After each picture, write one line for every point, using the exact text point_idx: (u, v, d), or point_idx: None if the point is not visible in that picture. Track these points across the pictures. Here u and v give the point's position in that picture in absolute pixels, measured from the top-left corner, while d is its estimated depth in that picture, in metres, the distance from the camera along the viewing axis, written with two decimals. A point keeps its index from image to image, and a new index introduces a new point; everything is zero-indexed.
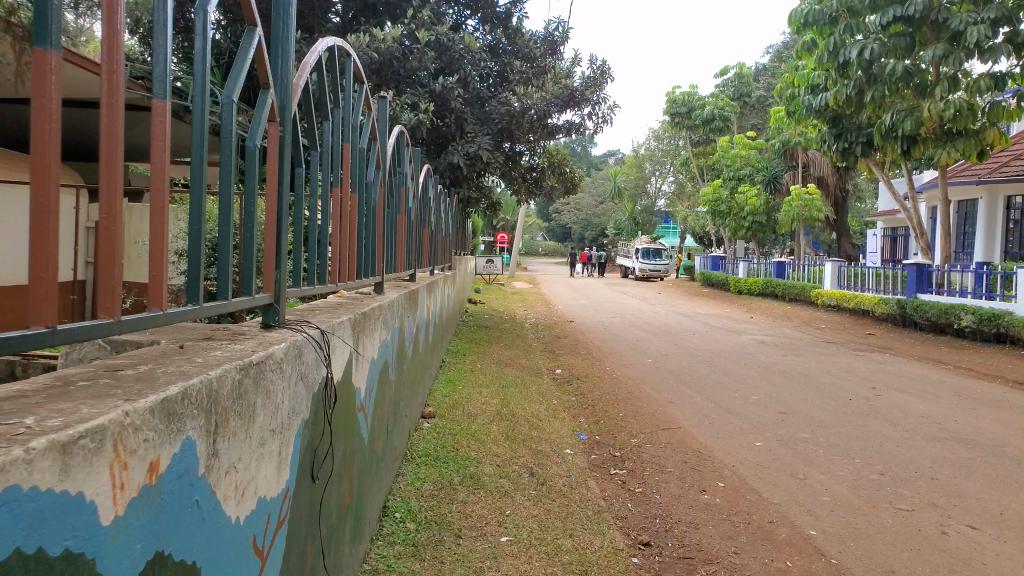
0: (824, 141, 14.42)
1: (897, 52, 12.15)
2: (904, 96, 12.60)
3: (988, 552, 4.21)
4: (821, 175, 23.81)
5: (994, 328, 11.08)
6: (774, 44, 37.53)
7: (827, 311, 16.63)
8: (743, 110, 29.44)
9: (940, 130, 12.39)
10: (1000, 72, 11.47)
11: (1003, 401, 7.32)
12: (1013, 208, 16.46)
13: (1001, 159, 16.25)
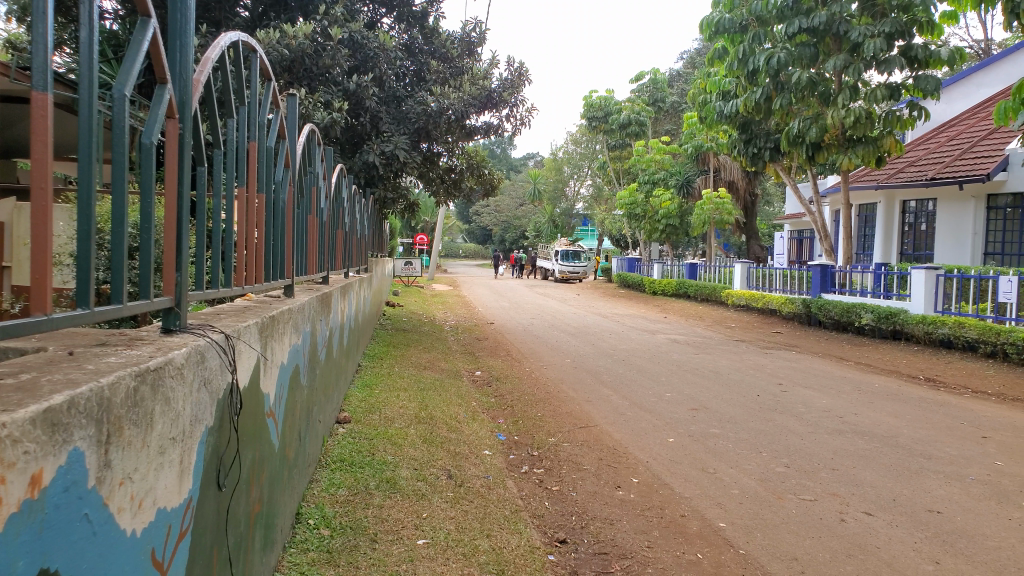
0: (735, 146, 14.95)
1: (803, 61, 12.67)
2: (808, 104, 13.19)
3: (882, 538, 4.49)
4: (732, 180, 24.63)
5: (891, 326, 11.74)
6: (687, 52, 38.74)
7: (738, 311, 17.24)
8: (658, 116, 30.21)
9: (842, 137, 13.03)
10: (896, 82, 12.13)
11: (897, 394, 7.77)
12: (908, 213, 17.47)
13: (897, 165, 17.23)
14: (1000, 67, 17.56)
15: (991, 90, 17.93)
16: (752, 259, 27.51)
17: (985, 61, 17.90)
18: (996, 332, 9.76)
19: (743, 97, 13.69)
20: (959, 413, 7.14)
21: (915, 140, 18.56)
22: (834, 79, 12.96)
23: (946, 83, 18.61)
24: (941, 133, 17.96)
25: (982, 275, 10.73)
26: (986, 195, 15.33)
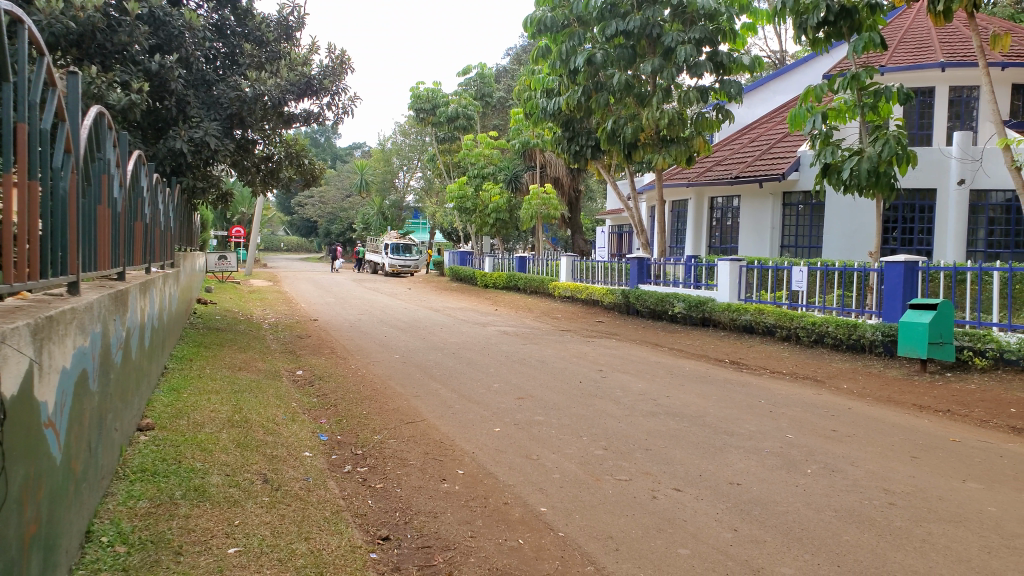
0: (558, 143, 15.46)
1: (620, 62, 13.28)
2: (626, 104, 13.89)
3: (688, 511, 4.85)
4: (557, 176, 25.47)
5: (700, 314, 12.68)
6: (513, 48, 39.60)
7: (564, 303, 17.91)
8: (485, 110, 30.61)
9: (657, 138, 13.85)
10: (704, 86, 13.05)
11: (704, 376, 8.40)
12: (716, 209, 18.86)
13: (706, 164, 18.62)
14: (794, 76, 19.78)
15: (786, 97, 19.94)
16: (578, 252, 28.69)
17: (782, 70, 19.83)
18: (790, 317, 10.82)
19: (565, 95, 14.14)
20: (757, 391, 7.86)
21: (722, 141, 20.09)
22: (649, 82, 13.74)
23: (748, 89, 20.24)
24: (744, 136, 19.56)
25: (778, 265, 11.82)
26: (781, 193, 16.94)
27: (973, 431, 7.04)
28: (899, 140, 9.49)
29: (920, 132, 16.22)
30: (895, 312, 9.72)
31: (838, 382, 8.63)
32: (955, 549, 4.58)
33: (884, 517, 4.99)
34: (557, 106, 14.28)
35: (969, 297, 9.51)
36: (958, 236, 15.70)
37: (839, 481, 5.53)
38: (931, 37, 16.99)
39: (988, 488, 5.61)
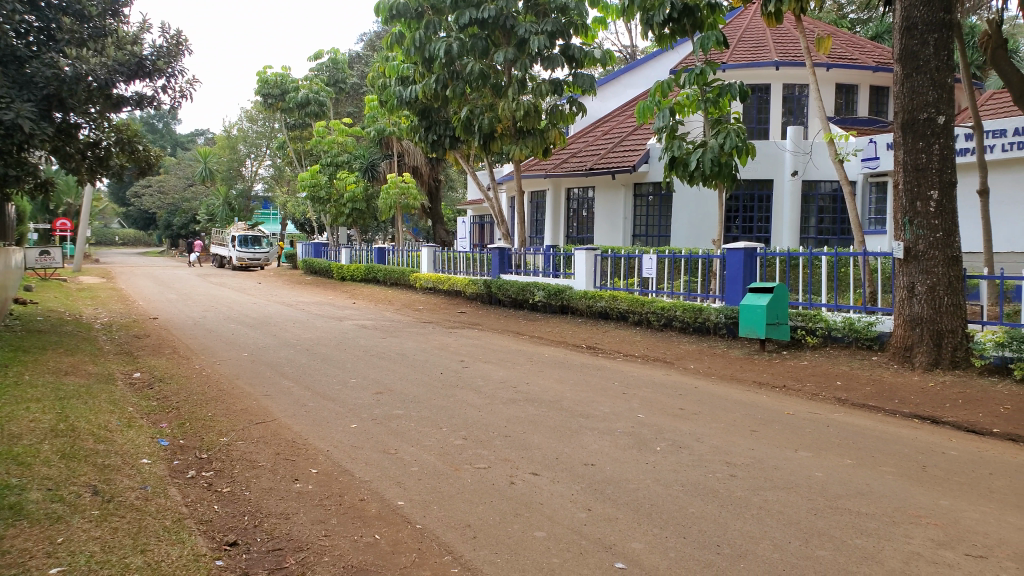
0: (415, 132, 15.36)
1: (475, 52, 13.35)
2: (481, 93, 13.96)
3: (545, 494, 4.96)
4: (415, 165, 25.24)
5: (559, 302, 13.02)
6: (366, 34, 38.90)
7: (425, 293, 17.85)
8: (339, 97, 29.90)
9: (514, 129, 13.99)
10: (558, 79, 13.40)
11: (563, 362, 8.64)
12: (572, 199, 19.37)
13: (562, 155, 19.13)
14: (643, 71, 20.83)
15: (636, 91, 20.93)
16: (438, 243, 28.70)
17: (631, 65, 20.77)
18: (642, 302, 11.31)
19: (421, 84, 14.03)
20: (611, 374, 8.17)
21: (577, 133, 20.64)
22: (505, 73, 13.91)
23: (601, 82, 21.05)
24: (597, 128, 20.15)
25: (630, 254, 12.31)
26: (633, 184, 17.66)
27: (804, 404, 7.68)
28: (738, 133, 10.11)
29: (758, 126, 17.26)
30: (736, 295, 10.39)
31: (685, 363, 9.12)
32: (788, 513, 4.97)
33: (725, 488, 5.33)
34: (412, 94, 14.14)
35: (800, 280, 10.32)
36: (791, 224, 17.08)
37: (686, 456, 5.84)
38: (765, 38, 18.25)
39: (816, 455, 6.13)
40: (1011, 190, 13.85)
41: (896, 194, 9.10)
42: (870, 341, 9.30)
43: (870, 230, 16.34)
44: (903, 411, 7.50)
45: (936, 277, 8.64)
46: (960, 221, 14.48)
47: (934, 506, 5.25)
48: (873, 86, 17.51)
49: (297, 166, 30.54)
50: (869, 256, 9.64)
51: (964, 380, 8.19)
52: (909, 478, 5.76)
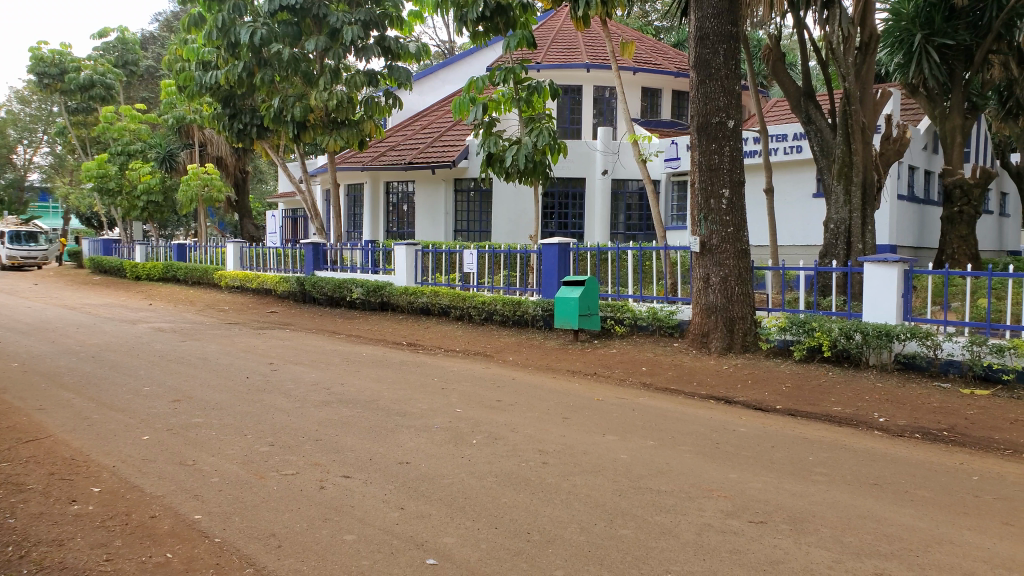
0: (218, 121, 14.54)
1: (285, 39, 12.86)
2: (292, 82, 13.55)
3: (356, 497, 4.84)
4: (220, 155, 23.73)
5: (379, 299, 12.82)
6: (162, 13, 36.25)
7: (232, 293, 16.91)
8: (130, 81, 27.64)
9: (326, 119, 13.74)
10: (372, 70, 13.29)
11: (379, 360, 8.52)
12: (392, 193, 19.17)
13: (379, 147, 18.97)
14: (460, 67, 21.28)
15: (453, 86, 21.37)
16: (247, 237, 27.53)
17: (450, 60, 21.12)
18: (463, 297, 11.43)
19: (223, 70, 13.27)
20: (429, 370, 8.17)
21: (395, 126, 20.51)
22: (317, 61, 13.53)
23: (418, 76, 21.21)
24: (415, 123, 20.11)
25: (450, 250, 12.42)
26: (453, 180, 17.89)
27: (612, 390, 8.10)
28: (550, 132, 10.45)
29: (571, 126, 18.03)
30: (552, 288, 10.79)
31: (504, 356, 9.31)
32: (594, 496, 5.20)
33: (536, 476, 5.49)
34: (214, 81, 13.36)
35: (610, 273, 10.91)
36: (602, 220, 17.98)
37: (500, 448, 5.94)
38: (577, 40, 19.08)
39: (622, 438, 6.48)
40: (789, 189, 15.47)
41: (693, 192, 9.79)
42: (671, 329, 9.99)
43: (672, 226, 17.57)
44: (699, 392, 8.13)
45: (728, 269, 9.43)
46: (748, 217, 15.95)
47: (724, 479, 5.72)
48: (674, 90, 18.81)
49: (80, 155, 27.78)
50: (671, 250, 10.36)
51: (754, 363, 9.06)
52: (703, 455, 6.24)
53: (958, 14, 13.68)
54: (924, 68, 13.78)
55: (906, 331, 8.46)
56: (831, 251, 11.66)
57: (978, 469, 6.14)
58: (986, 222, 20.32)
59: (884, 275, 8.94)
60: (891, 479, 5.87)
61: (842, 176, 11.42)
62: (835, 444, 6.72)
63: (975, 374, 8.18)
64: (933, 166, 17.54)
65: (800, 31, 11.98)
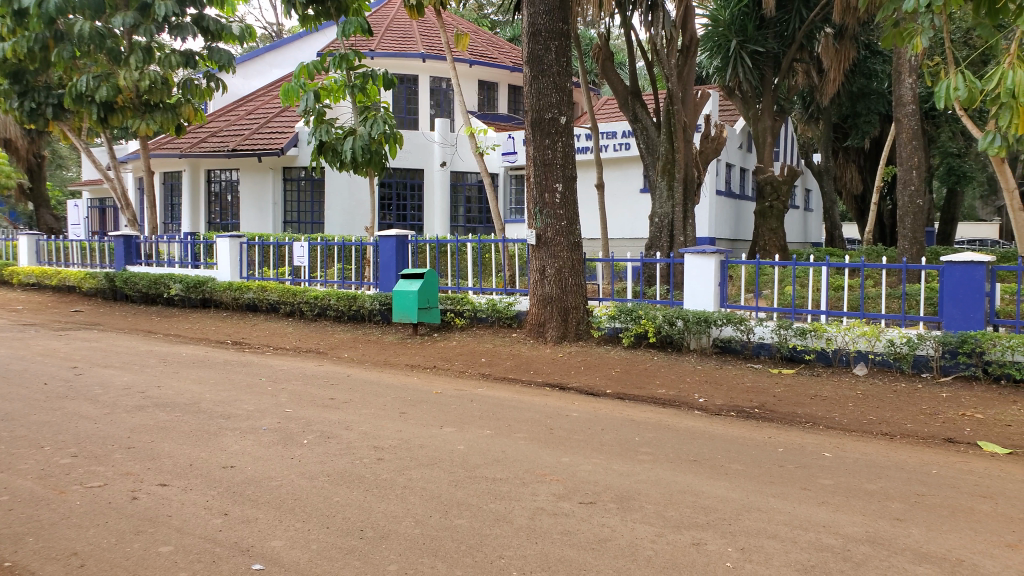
0: (5, 98, 13.11)
1: (86, 11, 11.69)
2: (95, 60, 12.47)
3: (174, 505, 4.53)
4: (8, 138, 21.58)
5: (200, 295, 12.12)
6: None
7: (28, 290, 15.29)
8: None
9: (137, 101, 12.86)
10: (190, 51, 12.61)
11: (201, 361, 8.04)
12: (213, 181, 18.51)
13: (198, 133, 18.20)
14: (289, 51, 21.03)
15: (282, 70, 21.18)
16: (45, 229, 24.99)
17: (277, 43, 20.86)
18: (294, 293, 11.04)
19: (10, 41, 11.91)
20: (258, 370, 7.82)
21: (216, 111, 19.65)
22: (125, 38, 12.55)
23: (243, 59, 20.75)
24: (240, 108, 19.44)
25: (278, 242, 11.99)
26: (281, 168, 17.67)
27: (450, 382, 8.14)
28: (385, 121, 10.37)
29: (408, 116, 17.90)
30: (390, 280, 10.76)
31: (338, 352, 9.10)
32: (430, 489, 5.20)
33: (370, 472, 5.40)
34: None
35: (449, 265, 10.94)
36: (442, 211, 18.28)
37: (333, 446, 5.80)
38: (411, 29, 19.09)
39: (459, 430, 6.52)
40: (618, 184, 16.25)
41: (529, 185, 10.02)
42: (510, 320, 10.22)
43: (510, 219, 18.01)
44: (536, 380, 8.35)
45: (562, 260, 9.74)
46: (580, 210, 16.59)
47: (556, 463, 5.91)
48: (509, 85, 19.27)
49: None
50: (508, 242, 10.52)
51: (586, 350, 9.43)
52: (537, 441, 6.42)
53: (767, 24, 15.01)
54: (738, 72, 14.96)
55: (722, 317, 9.15)
56: (656, 244, 12.44)
57: (782, 441, 6.76)
58: (794, 217, 22.42)
59: (703, 265, 9.60)
60: (708, 455, 6.33)
61: (666, 172, 12.15)
62: (660, 425, 7.15)
63: (782, 355, 9.00)
64: (747, 164, 19.08)
65: (627, 32, 12.57)
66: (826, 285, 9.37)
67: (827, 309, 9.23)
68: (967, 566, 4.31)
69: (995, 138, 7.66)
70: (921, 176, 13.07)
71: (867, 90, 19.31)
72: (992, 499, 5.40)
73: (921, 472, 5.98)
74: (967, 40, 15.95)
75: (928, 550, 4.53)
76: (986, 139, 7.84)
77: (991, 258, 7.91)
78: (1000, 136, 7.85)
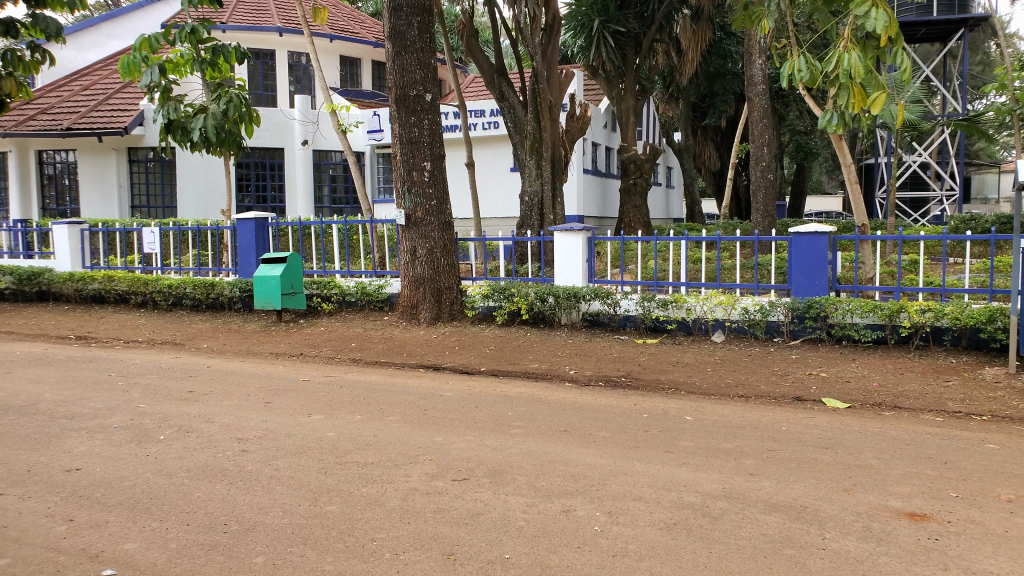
0: None
1: None
2: None
3: (10, 516, 4.21)
4: None
5: (36, 288, 11.18)
6: None
7: None
8: None
9: None
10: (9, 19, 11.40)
11: (41, 359, 7.47)
12: (46, 163, 17.24)
13: (27, 111, 16.80)
14: (129, 22, 19.87)
15: (120, 43, 20.03)
16: None
17: (113, 13, 19.67)
18: (144, 282, 10.42)
19: None
20: (106, 365, 7.35)
21: (46, 86, 18.12)
22: None
23: (74, 30, 19.47)
24: (74, 82, 18.02)
25: (125, 228, 11.31)
26: (126, 149, 16.74)
27: (320, 369, 7.95)
28: (240, 100, 10.04)
29: (266, 93, 18.10)
30: (250, 266, 10.35)
31: (197, 342, 8.70)
32: (299, 477, 5.08)
33: (234, 465, 5.20)
34: None
35: (314, 249, 10.65)
36: (305, 194, 18.53)
37: (193, 440, 5.55)
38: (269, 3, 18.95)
39: (329, 416, 6.39)
40: (488, 163, 16.35)
41: (396, 165, 9.88)
42: (381, 303, 10.12)
43: (379, 199, 17.83)
44: (409, 362, 8.33)
45: (433, 240, 9.68)
46: (451, 189, 16.66)
47: (429, 443, 5.92)
48: (373, 61, 19.02)
49: None
50: (377, 223, 10.38)
51: (460, 330, 9.48)
52: (410, 422, 6.40)
53: (628, 4, 15.41)
54: (601, 52, 15.32)
55: (591, 292, 9.45)
56: (527, 222, 12.60)
57: (647, 407, 7.09)
58: (656, 193, 23.51)
59: (571, 243, 9.85)
60: (578, 425, 6.54)
61: (534, 151, 12.29)
62: (532, 398, 7.31)
63: (647, 326, 9.43)
64: (612, 143, 19.74)
65: (491, 10, 12.57)
66: (685, 258, 9.84)
67: (688, 281, 9.72)
68: (811, 512, 4.70)
69: (834, 116, 8.30)
70: (771, 153, 13.93)
71: (722, 71, 20.33)
72: (833, 449, 5.91)
73: (771, 429, 6.45)
74: (808, 25, 17.12)
75: (776, 500, 4.90)
76: (827, 117, 8.48)
77: (832, 229, 8.60)
78: (838, 114, 8.52)
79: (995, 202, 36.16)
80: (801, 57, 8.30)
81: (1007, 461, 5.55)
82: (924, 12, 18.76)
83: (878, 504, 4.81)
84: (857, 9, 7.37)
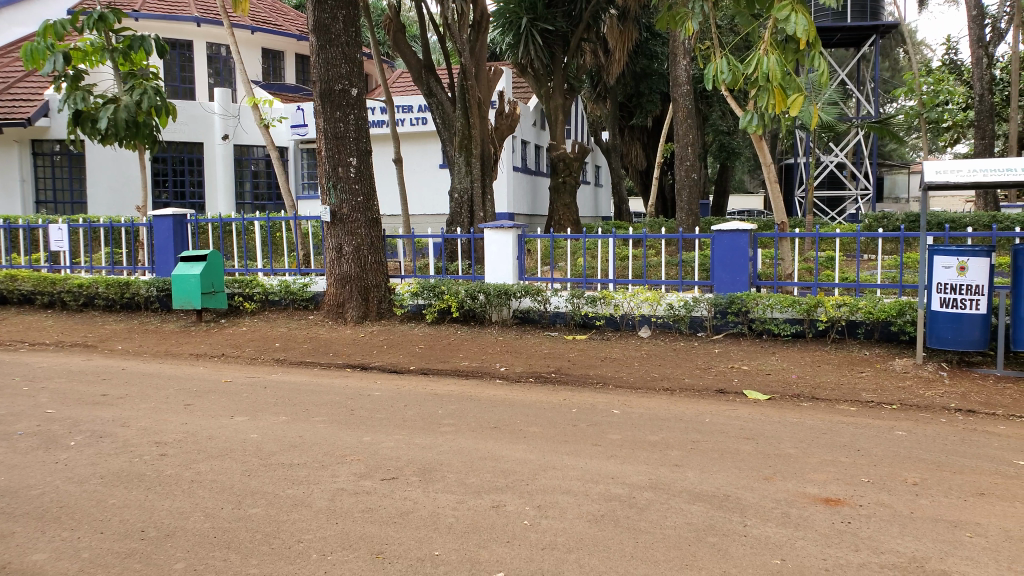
0: None
1: None
2: None
3: None
4: None
5: None
6: None
7: None
8: None
9: None
10: None
11: None
12: None
13: None
14: (33, 9, 19.00)
15: (24, 30, 19.14)
16: None
17: None
18: (52, 281, 9.95)
19: None
20: (11, 369, 6.99)
21: None
22: None
23: None
24: None
25: (29, 225, 10.79)
26: (30, 141, 15.97)
27: (243, 370, 7.75)
28: (155, 91, 9.75)
29: (183, 85, 17.75)
30: (167, 265, 10.01)
31: (110, 344, 8.36)
32: (221, 481, 4.94)
33: (152, 469, 5.02)
34: None
35: (235, 246, 10.37)
36: (225, 189, 18.26)
37: (106, 445, 5.34)
38: None
39: (252, 418, 6.24)
40: (417, 159, 16.26)
41: (321, 160, 9.71)
42: (305, 301, 9.94)
43: (303, 195, 17.50)
44: (335, 361, 8.20)
45: (360, 238, 9.56)
46: (379, 186, 16.50)
47: (357, 443, 5.85)
48: (297, 54, 18.69)
49: None
50: (301, 220, 10.17)
51: (388, 329, 9.40)
52: (337, 423, 6.31)
53: (556, 3, 15.56)
54: (529, 50, 15.43)
55: (521, 289, 9.50)
56: (456, 219, 12.61)
57: (576, 402, 7.18)
58: (585, 191, 23.83)
59: (501, 240, 9.88)
60: (508, 421, 6.58)
61: (463, 148, 12.30)
62: (462, 396, 7.31)
63: (576, 322, 9.55)
64: (541, 141, 19.90)
65: (419, 6, 12.47)
66: (614, 255, 9.99)
67: (615, 278, 9.88)
68: (733, 500, 4.86)
69: (754, 117, 8.57)
70: (695, 153, 14.31)
71: (649, 71, 20.75)
72: (753, 439, 6.12)
73: (695, 421, 6.63)
74: (730, 28, 17.67)
75: (700, 489, 5.05)
76: (747, 118, 8.74)
77: (752, 227, 8.88)
78: (758, 115, 8.80)
79: (905, 201, 38.00)
80: (723, 58, 8.53)
81: (914, 447, 5.86)
82: (839, 18, 19.65)
83: (796, 491, 5.01)
84: (777, 14, 7.63)
